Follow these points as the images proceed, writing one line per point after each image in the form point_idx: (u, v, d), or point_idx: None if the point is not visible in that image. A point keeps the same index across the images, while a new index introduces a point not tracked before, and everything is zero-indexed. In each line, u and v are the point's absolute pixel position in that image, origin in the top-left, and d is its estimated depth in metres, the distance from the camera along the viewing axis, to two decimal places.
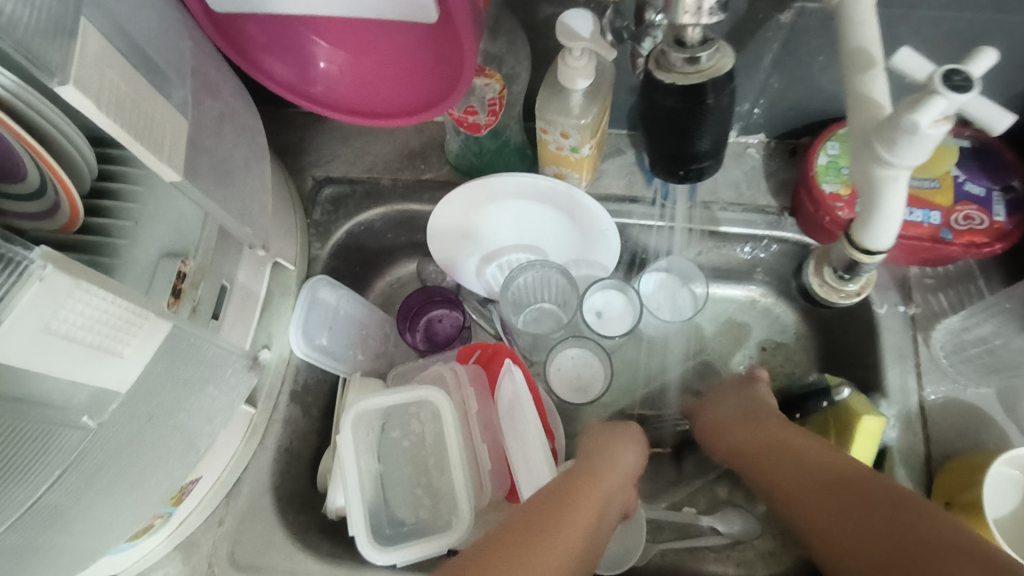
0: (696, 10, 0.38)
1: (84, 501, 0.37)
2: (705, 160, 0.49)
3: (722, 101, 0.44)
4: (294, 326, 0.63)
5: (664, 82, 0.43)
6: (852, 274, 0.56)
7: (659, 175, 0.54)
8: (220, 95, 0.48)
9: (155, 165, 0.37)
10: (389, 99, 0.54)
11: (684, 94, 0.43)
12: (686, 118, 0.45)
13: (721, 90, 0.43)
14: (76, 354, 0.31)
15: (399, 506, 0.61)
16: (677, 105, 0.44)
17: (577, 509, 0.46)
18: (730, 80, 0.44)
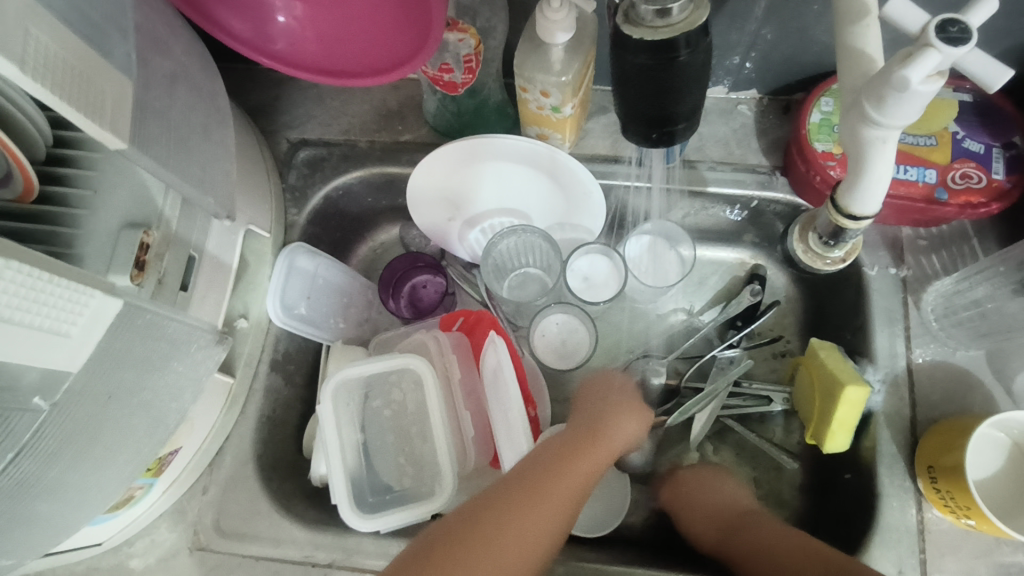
0: None
1: (45, 482, 0.37)
2: (680, 122, 0.47)
3: (697, 57, 0.41)
4: (271, 295, 0.62)
5: (632, 37, 0.40)
6: (838, 241, 0.55)
7: (631, 138, 0.51)
8: (171, 54, 0.45)
9: (98, 133, 0.35)
10: (358, 56, 0.51)
11: (654, 50, 0.40)
12: (658, 74, 0.42)
13: (695, 45, 0.41)
14: (16, 336, 0.29)
15: (381, 475, 0.60)
16: (646, 61, 0.41)
17: (559, 488, 0.49)
18: (706, 35, 0.41)
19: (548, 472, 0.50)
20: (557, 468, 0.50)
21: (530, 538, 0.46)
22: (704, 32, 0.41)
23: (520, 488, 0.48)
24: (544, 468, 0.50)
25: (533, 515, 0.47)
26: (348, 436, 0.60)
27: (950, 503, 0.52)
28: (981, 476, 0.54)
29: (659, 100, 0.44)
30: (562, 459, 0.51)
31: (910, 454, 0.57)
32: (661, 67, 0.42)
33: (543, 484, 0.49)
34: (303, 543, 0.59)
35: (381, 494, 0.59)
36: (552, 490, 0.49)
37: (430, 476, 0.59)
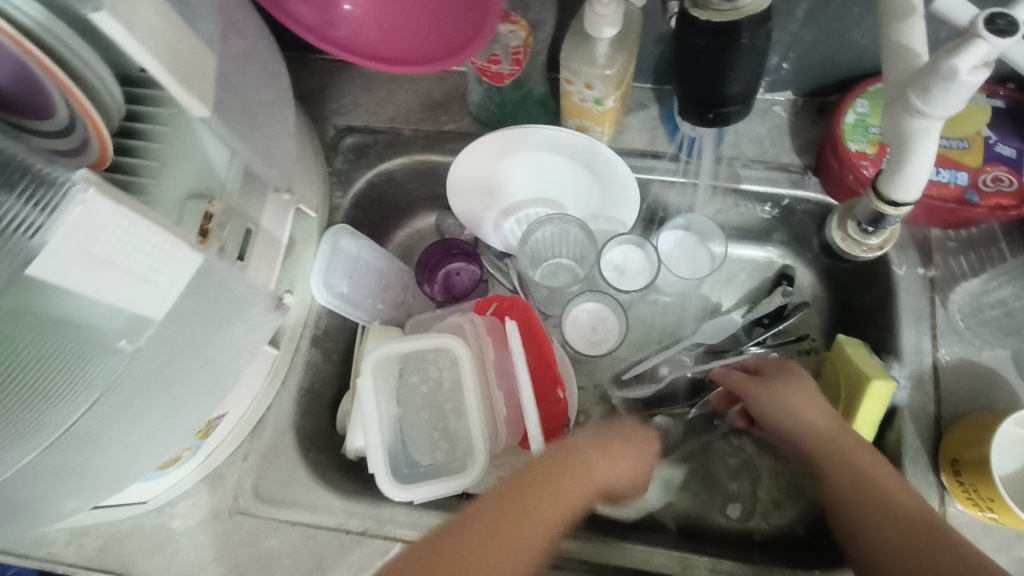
0: None
1: (120, 423, 0.39)
2: (734, 104, 0.48)
3: (757, 42, 0.43)
4: (316, 273, 0.64)
5: (699, 19, 0.42)
6: (877, 227, 0.56)
7: (687, 119, 0.52)
8: (244, 34, 0.48)
9: (185, 100, 0.38)
10: (412, 46, 0.53)
11: (718, 32, 0.42)
12: (717, 57, 0.44)
13: (756, 29, 0.43)
14: (116, 278, 0.31)
15: (415, 447, 0.63)
16: (710, 44, 0.43)
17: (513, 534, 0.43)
18: (767, 19, 0.43)
19: (507, 514, 0.44)
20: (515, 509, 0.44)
21: None
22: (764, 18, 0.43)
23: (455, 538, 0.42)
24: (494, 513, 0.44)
25: (523, 538, 0.43)
26: (387, 409, 0.62)
27: (974, 496, 0.54)
28: (1004, 472, 0.55)
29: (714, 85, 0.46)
30: (550, 472, 0.47)
31: (934, 449, 0.59)
32: (723, 51, 0.43)
33: (517, 507, 0.44)
34: (339, 511, 0.61)
35: (416, 466, 0.61)
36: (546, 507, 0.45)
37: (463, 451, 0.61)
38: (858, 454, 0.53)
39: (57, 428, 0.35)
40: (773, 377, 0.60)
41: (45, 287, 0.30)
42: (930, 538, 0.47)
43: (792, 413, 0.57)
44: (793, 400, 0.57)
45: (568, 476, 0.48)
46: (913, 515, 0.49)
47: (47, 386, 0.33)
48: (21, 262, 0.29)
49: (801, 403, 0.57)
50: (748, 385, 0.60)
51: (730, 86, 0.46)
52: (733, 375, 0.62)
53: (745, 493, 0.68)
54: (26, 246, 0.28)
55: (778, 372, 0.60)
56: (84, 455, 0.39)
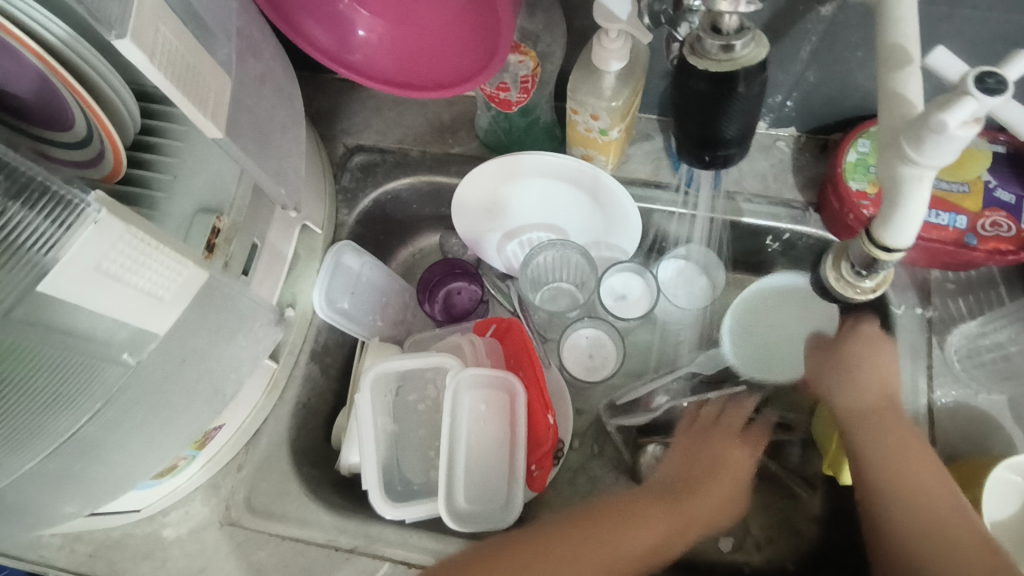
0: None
1: (120, 434, 0.40)
2: (732, 147, 0.48)
3: (753, 90, 0.44)
4: (318, 288, 0.65)
5: (696, 67, 0.43)
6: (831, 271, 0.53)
7: (685, 160, 0.53)
8: (262, 57, 0.49)
9: (200, 122, 0.39)
10: (424, 74, 0.55)
11: (715, 80, 0.43)
12: (714, 103, 0.44)
13: (753, 79, 0.43)
14: (121, 293, 0.32)
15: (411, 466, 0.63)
16: (707, 90, 0.43)
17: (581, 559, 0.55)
18: (765, 70, 0.44)
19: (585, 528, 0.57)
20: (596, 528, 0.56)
21: None
22: (762, 68, 0.43)
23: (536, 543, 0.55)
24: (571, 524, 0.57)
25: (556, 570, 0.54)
26: (383, 425, 0.62)
27: None
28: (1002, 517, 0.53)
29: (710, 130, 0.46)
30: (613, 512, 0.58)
31: None
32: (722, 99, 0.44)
33: (591, 533, 0.56)
34: (329, 526, 0.61)
35: (411, 483, 0.62)
36: (588, 558, 0.55)
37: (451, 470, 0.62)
38: (898, 437, 0.54)
39: (58, 437, 0.36)
40: (839, 352, 0.60)
41: (51, 305, 0.30)
42: (958, 541, 0.47)
43: (846, 390, 0.58)
44: (861, 370, 0.58)
45: (615, 537, 0.56)
46: (947, 503, 0.50)
47: (53, 396, 0.34)
48: (31, 279, 0.29)
49: (868, 395, 0.57)
50: (814, 359, 0.63)
51: (726, 130, 0.47)
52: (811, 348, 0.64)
53: (737, 526, 0.69)
54: (38, 264, 0.29)
55: (851, 348, 0.60)
56: (84, 461, 0.40)
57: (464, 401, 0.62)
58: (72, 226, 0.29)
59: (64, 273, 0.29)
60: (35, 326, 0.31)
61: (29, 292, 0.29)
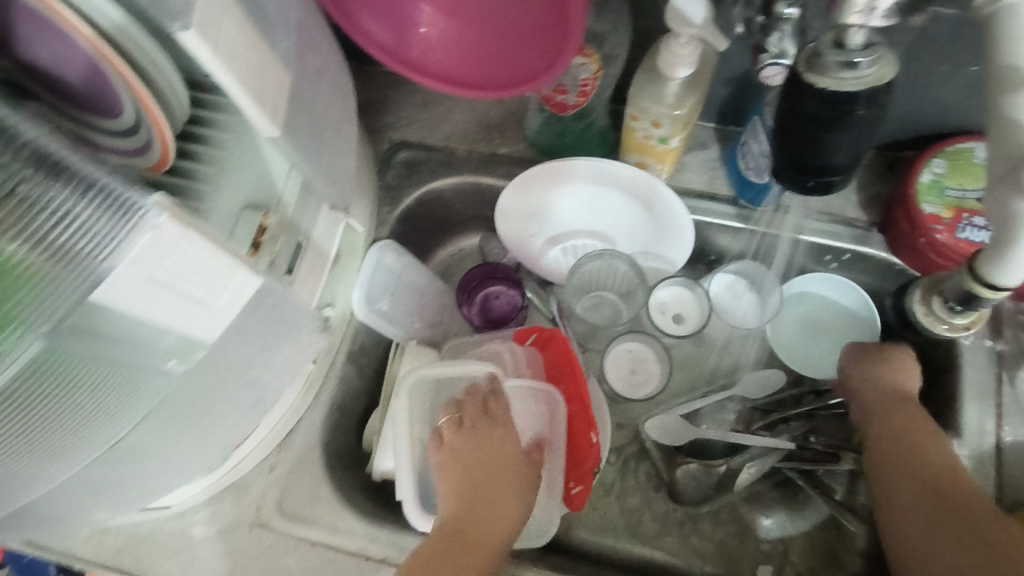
0: (868, 9, 0.35)
1: (162, 438, 0.39)
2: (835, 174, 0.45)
3: (873, 116, 0.40)
4: (358, 288, 0.63)
5: (813, 85, 0.39)
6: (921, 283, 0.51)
7: (779, 180, 0.48)
8: (320, 50, 0.47)
9: (257, 120, 0.37)
10: (482, 73, 0.53)
11: (833, 101, 0.39)
12: (831, 126, 0.41)
13: (875, 101, 0.39)
14: (172, 301, 0.30)
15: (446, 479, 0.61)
16: (822, 112, 0.40)
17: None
18: (890, 91, 0.39)
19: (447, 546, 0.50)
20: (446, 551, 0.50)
21: None
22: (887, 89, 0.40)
23: None
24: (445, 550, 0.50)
25: None
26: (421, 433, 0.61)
27: None
28: None
29: (816, 152, 0.43)
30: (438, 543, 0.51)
31: None
32: (837, 122, 0.40)
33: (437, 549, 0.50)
34: (361, 535, 0.60)
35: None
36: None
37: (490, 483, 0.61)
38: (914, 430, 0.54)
39: (103, 443, 0.35)
40: (887, 358, 0.60)
41: (100, 316, 0.28)
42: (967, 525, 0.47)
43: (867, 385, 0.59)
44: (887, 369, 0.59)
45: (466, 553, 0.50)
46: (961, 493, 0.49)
47: (98, 405, 0.33)
48: (84, 289, 0.27)
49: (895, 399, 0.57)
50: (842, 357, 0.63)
51: (834, 155, 0.43)
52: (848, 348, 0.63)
53: (776, 552, 0.66)
54: (92, 273, 0.27)
55: (900, 359, 0.60)
56: (126, 465, 0.39)
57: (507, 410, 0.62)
58: (128, 232, 0.26)
59: (116, 280, 0.27)
60: (81, 337, 0.29)
61: (81, 301, 0.27)
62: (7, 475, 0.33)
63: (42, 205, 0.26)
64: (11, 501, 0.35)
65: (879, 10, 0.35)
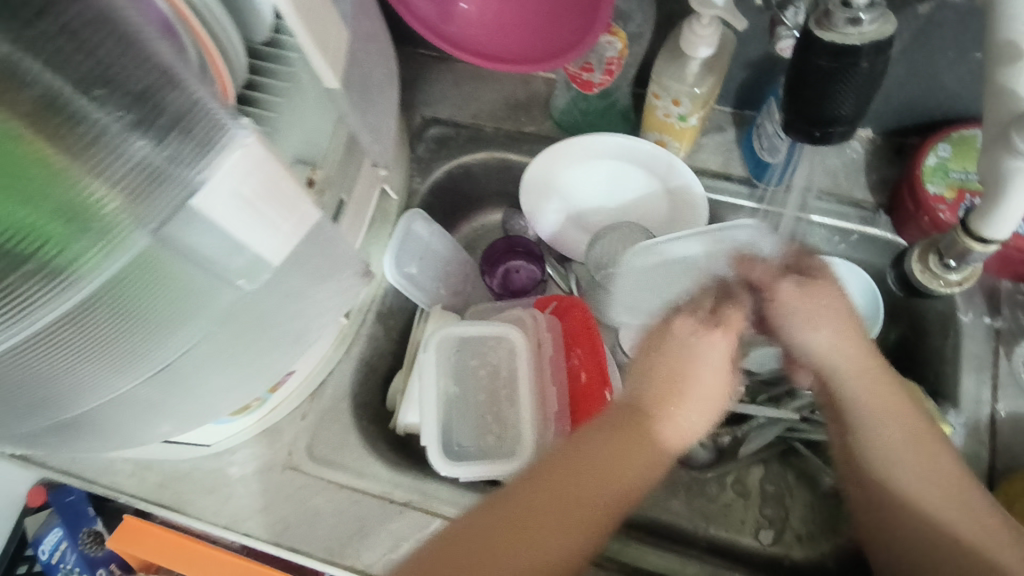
0: None
1: (221, 356, 0.44)
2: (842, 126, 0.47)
3: (876, 68, 0.43)
4: (389, 252, 0.67)
5: (822, 40, 0.42)
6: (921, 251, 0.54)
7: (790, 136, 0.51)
8: (370, 19, 0.52)
9: (321, 72, 0.42)
10: (515, 47, 0.57)
11: (839, 54, 0.42)
12: (837, 81, 0.44)
13: (877, 56, 0.43)
14: (250, 218, 0.34)
15: (469, 433, 0.65)
16: (828, 66, 0.43)
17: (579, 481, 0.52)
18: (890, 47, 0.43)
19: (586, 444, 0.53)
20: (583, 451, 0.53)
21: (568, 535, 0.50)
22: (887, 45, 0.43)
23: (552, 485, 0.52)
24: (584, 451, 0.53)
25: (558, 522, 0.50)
26: (446, 387, 0.66)
27: None
28: None
29: (822, 106, 0.46)
30: (606, 437, 0.53)
31: None
32: (843, 74, 0.43)
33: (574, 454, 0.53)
34: (385, 480, 0.64)
35: (474, 446, 0.64)
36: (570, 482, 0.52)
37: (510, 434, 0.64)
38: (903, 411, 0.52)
39: (173, 352, 0.40)
40: (814, 282, 0.54)
41: (191, 225, 0.33)
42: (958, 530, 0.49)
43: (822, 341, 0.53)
44: (828, 315, 0.53)
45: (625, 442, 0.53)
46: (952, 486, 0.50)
47: (171, 314, 0.38)
48: (182, 198, 0.31)
49: (841, 333, 0.53)
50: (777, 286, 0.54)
51: (840, 109, 0.45)
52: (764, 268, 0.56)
53: (777, 520, 0.68)
54: (188, 183, 0.31)
55: (824, 280, 0.54)
56: (189, 378, 0.44)
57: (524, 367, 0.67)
58: (222, 148, 0.31)
59: (211, 190, 0.32)
60: (168, 246, 0.33)
61: (179, 209, 0.32)
62: (92, 370, 0.38)
63: (120, 150, 0.29)
64: (90, 397, 0.41)
65: None
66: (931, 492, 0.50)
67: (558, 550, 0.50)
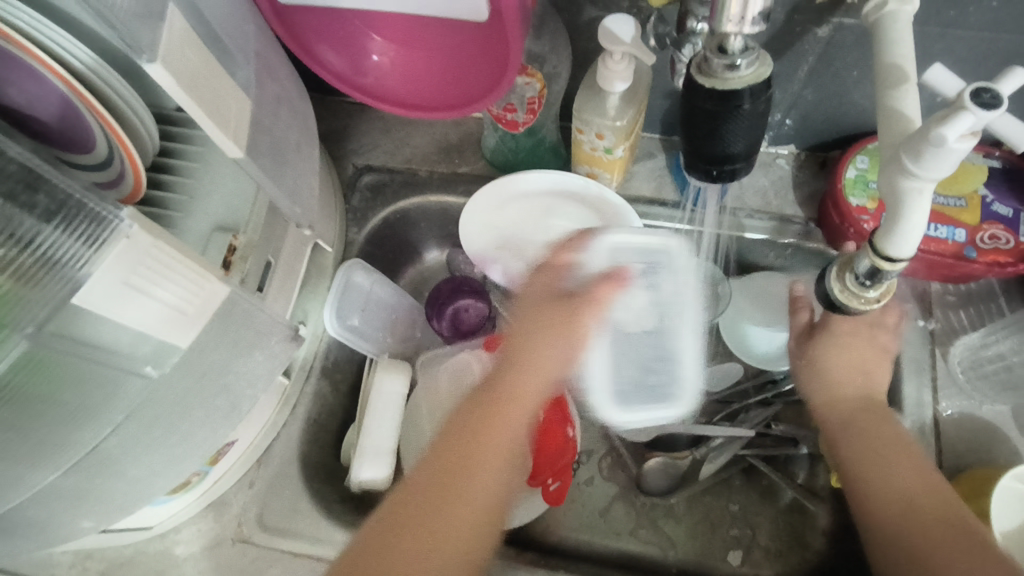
0: (739, 19, 0.39)
1: (138, 445, 0.42)
2: (739, 161, 0.48)
3: (760, 107, 0.44)
4: (328, 307, 0.65)
5: (704, 86, 0.44)
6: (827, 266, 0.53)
7: (692, 175, 0.52)
8: (279, 81, 0.52)
9: (221, 141, 0.41)
10: (434, 95, 0.58)
11: (722, 98, 0.43)
12: (722, 121, 0.44)
13: (758, 97, 0.43)
14: (148, 305, 0.34)
15: (626, 363, 0.61)
16: (714, 107, 0.44)
17: (461, 477, 0.50)
18: (768, 89, 0.44)
19: (444, 444, 0.52)
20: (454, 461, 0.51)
21: (441, 537, 0.48)
22: (767, 87, 0.44)
23: (431, 483, 0.50)
24: (476, 426, 0.52)
25: (439, 515, 0.49)
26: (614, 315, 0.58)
27: None
28: (1003, 527, 0.52)
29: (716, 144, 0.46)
30: (456, 437, 0.52)
31: None
32: (728, 115, 0.44)
33: (439, 466, 0.51)
34: (340, 543, 0.62)
35: (644, 389, 0.62)
36: (440, 480, 0.50)
37: (663, 384, 0.62)
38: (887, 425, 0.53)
39: (87, 446, 0.38)
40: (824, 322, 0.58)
41: (84, 319, 0.32)
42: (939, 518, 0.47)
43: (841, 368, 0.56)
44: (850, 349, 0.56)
45: (487, 424, 0.52)
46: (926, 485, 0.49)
47: (79, 407, 0.36)
48: (64, 294, 0.30)
49: (850, 349, 0.56)
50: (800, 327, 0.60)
51: (733, 145, 0.46)
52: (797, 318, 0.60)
53: (744, 539, 0.67)
54: (73, 279, 0.30)
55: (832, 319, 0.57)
56: (108, 469, 0.42)
57: (682, 286, 0.61)
58: (105, 242, 0.30)
59: (96, 285, 0.31)
60: (63, 342, 0.32)
61: (61, 307, 0.31)
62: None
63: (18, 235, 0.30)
64: None
65: (748, 18, 0.39)
66: (894, 473, 0.50)
67: (459, 526, 0.49)
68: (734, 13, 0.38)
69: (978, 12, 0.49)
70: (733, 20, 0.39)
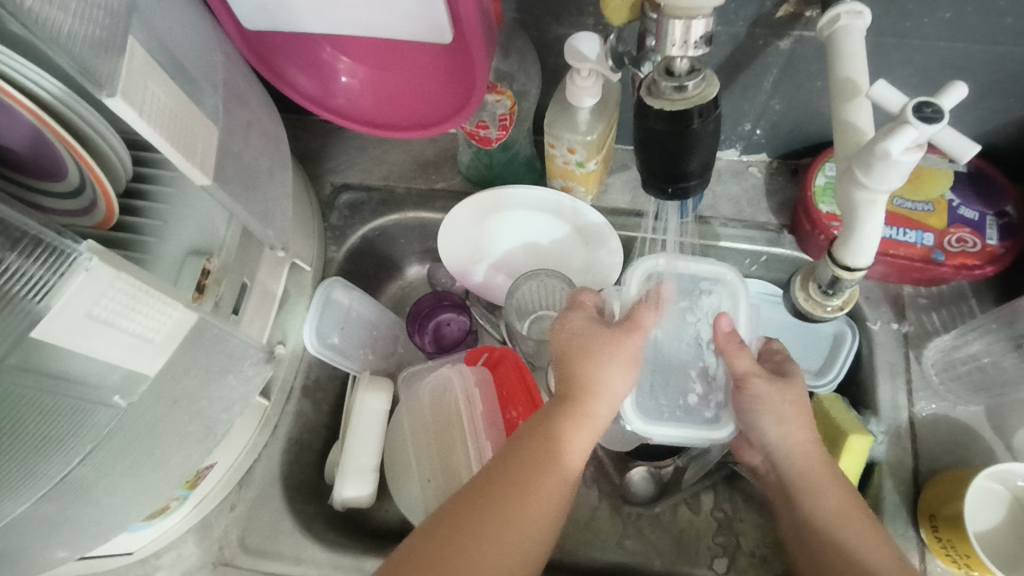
0: (683, 44, 0.41)
1: (109, 472, 0.42)
2: (692, 179, 0.49)
3: (708, 126, 0.45)
4: (308, 325, 0.65)
5: (653, 108, 0.44)
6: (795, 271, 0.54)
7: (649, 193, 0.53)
8: (248, 105, 0.53)
9: (189, 170, 0.41)
10: (405, 114, 0.59)
11: (673, 118, 0.44)
12: (673, 142, 0.46)
13: (707, 116, 0.44)
14: (111, 337, 0.34)
15: (661, 387, 0.57)
16: (665, 128, 0.45)
17: (508, 514, 0.48)
18: (716, 108, 0.45)
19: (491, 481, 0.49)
20: (493, 498, 0.48)
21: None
22: (715, 105, 0.45)
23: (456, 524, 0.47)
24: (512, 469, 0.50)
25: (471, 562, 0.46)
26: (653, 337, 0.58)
27: (952, 554, 0.53)
28: (980, 528, 0.55)
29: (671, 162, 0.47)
30: (496, 472, 0.50)
31: (913, 505, 0.59)
32: (683, 134, 0.45)
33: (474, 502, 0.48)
34: (323, 563, 0.62)
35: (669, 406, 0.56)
36: (482, 520, 0.47)
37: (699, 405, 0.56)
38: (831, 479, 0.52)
39: (56, 476, 0.38)
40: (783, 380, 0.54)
41: (48, 351, 0.32)
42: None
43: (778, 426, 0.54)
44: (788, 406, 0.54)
45: (544, 469, 0.49)
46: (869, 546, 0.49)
47: (45, 438, 0.36)
48: (24, 328, 0.30)
49: (791, 408, 0.53)
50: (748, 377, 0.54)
51: (688, 164, 0.47)
52: (742, 360, 0.53)
53: (728, 546, 0.68)
54: (31, 312, 0.30)
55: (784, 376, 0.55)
56: (80, 499, 0.42)
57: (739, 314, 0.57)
58: (63, 275, 0.31)
59: (56, 320, 0.31)
60: (31, 372, 0.32)
61: (22, 339, 0.31)
62: None
63: None
64: None
65: (692, 43, 0.41)
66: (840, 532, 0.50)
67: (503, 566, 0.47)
68: (676, 37, 0.40)
69: (931, 23, 0.50)
70: (676, 44, 0.41)
